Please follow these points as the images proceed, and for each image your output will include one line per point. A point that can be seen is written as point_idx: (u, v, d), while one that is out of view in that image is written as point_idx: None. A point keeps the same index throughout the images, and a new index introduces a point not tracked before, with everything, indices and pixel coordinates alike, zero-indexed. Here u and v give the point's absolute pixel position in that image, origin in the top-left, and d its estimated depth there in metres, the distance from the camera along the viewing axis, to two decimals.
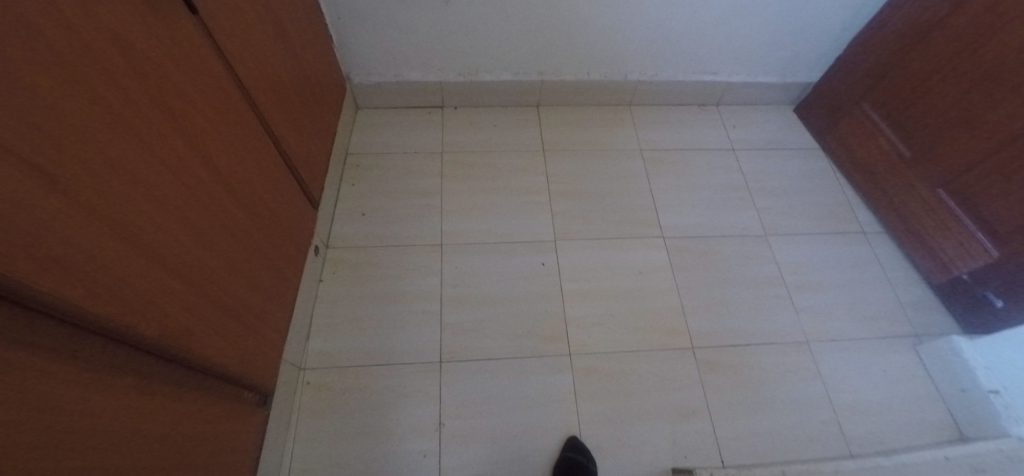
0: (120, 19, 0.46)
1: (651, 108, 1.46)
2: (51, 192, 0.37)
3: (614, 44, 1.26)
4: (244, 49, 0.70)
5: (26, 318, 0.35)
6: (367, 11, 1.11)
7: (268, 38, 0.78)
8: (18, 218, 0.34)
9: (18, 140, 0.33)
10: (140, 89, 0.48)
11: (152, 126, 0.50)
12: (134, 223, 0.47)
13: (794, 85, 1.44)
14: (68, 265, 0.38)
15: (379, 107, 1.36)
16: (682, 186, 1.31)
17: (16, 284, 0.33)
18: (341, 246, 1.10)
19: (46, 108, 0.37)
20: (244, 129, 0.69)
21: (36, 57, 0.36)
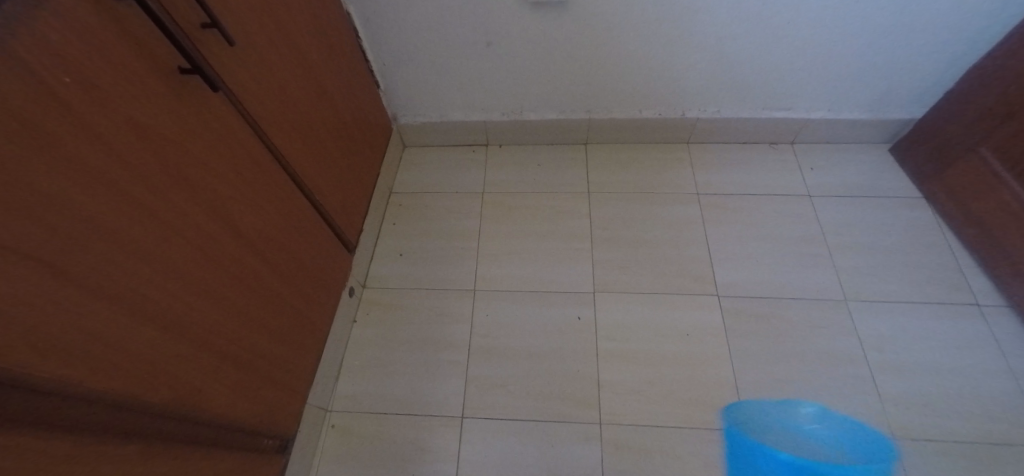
0: (154, 97, 0.47)
1: (713, 147, 1.33)
2: (73, 281, 0.38)
3: (669, 81, 1.17)
4: (280, 112, 0.74)
5: (51, 403, 0.36)
6: (412, 58, 1.13)
7: (306, 97, 0.82)
8: (40, 312, 0.35)
9: (37, 238, 0.34)
10: (169, 163, 0.49)
11: (179, 197, 0.51)
12: (156, 297, 0.47)
13: (889, 122, 1.24)
14: (86, 349, 0.39)
15: (426, 145, 1.40)
16: (744, 237, 1.18)
17: (34, 377, 0.34)
18: (378, 287, 1.13)
19: (72, 201, 0.38)
20: (272, 185, 0.71)
21: (68, 154, 0.37)
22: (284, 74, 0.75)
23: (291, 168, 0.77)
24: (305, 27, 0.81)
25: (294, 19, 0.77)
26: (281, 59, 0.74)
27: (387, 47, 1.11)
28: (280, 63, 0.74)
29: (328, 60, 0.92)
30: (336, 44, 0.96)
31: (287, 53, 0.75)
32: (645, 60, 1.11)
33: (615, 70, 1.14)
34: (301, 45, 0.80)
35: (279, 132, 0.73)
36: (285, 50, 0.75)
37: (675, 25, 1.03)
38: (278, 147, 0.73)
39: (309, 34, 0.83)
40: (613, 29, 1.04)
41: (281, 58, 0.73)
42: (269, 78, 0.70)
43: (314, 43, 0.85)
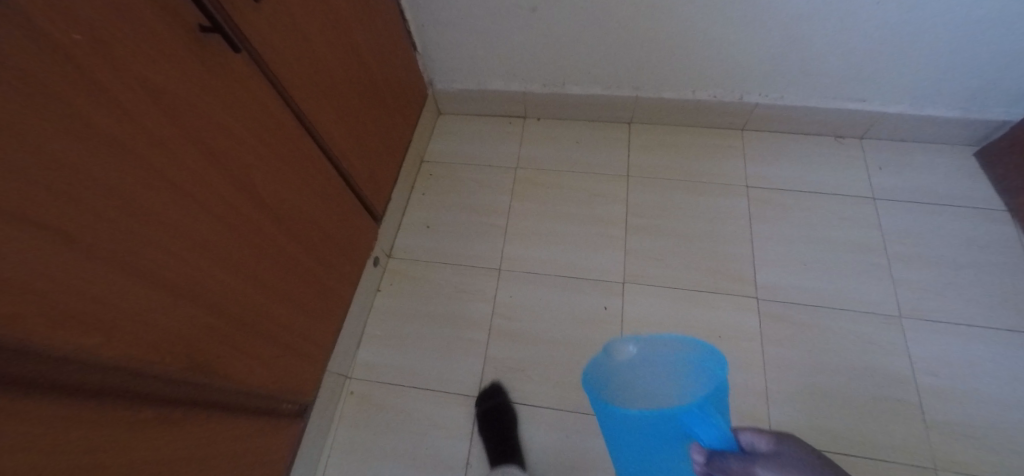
0: (171, 54, 0.44)
1: (770, 136, 1.22)
2: (84, 250, 0.36)
3: (731, 61, 1.06)
4: (307, 73, 0.70)
5: (59, 370, 0.36)
6: (451, 20, 1.06)
7: (336, 57, 0.78)
8: (48, 282, 0.33)
9: (45, 207, 0.32)
10: (186, 125, 0.46)
11: (195, 163, 0.48)
12: (171, 267, 0.46)
13: (982, 123, 1.09)
14: (95, 320, 0.38)
15: (460, 114, 1.34)
16: (795, 238, 1.09)
17: (41, 347, 0.33)
18: (403, 258, 1.12)
19: (83, 166, 0.35)
20: (297, 151, 0.68)
21: (78, 115, 0.34)
22: (313, 31, 0.70)
23: (317, 134, 0.74)
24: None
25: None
26: (311, 15, 0.69)
27: (427, 7, 1.04)
28: (311, 18, 0.69)
29: (363, 17, 0.86)
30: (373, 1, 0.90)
31: (317, 8, 0.70)
32: (706, 34, 1.00)
33: (671, 45, 1.04)
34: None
35: (306, 95, 0.70)
36: (316, 4, 0.70)
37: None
38: (305, 111, 0.70)
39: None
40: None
41: (311, 13, 0.68)
42: (297, 36, 0.66)
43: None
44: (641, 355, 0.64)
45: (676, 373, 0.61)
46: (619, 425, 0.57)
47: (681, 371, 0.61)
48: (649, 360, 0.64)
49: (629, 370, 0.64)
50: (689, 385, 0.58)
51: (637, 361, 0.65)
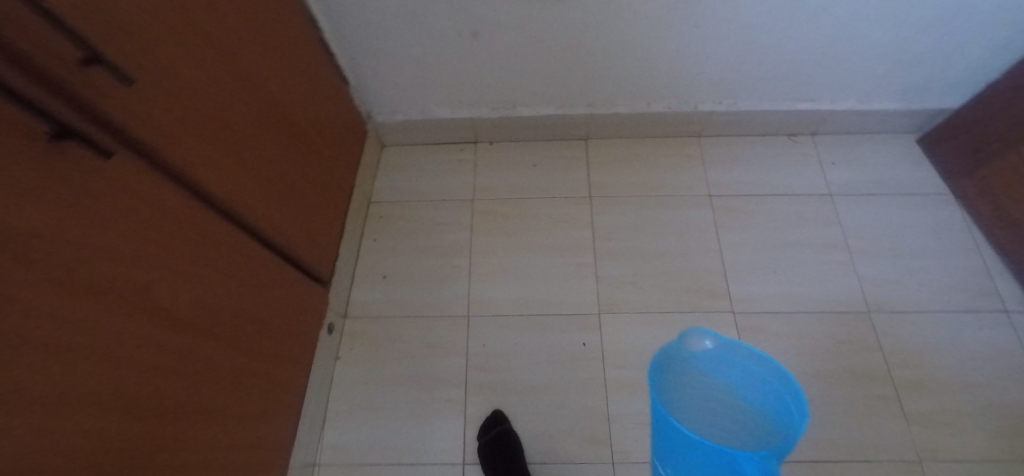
0: (17, 181, 0.33)
1: (726, 140, 1.20)
2: None
3: (683, 72, 1.03)
4: (211, 142, 0.58)
5: None
6: (384, 50, 0.95)
7: (247, 114, 0.66)
8: None
9: None
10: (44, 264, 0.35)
11: (58, 306, 0.37)
12: (38, 451, 0.35)
13: (920, 112, 1.13)
14: None
15: (406, 145, 1.24)
16: (762, 243, 1.07)
17: None
18: (360, 316, 1.04)
19: None
20: (202, 236, 0.57)
21: None
22: (213, 92, 0.58)
23: (230, 207, 0.62)
24: (240, 25, 0.64)
25: (222, 17, 0.60)
26: (206, 75, 0.57)
27: (354, 38, 0.92)
28: (207, 78, 0.57)
29: (278, 62, 0.74)
30: (289, 40, 0.78)
31: (215, 64, 0.59)
32: (658, 47, 0.96)
33: (622, 59, 0.99)
34: (235, 50, 0.63)
35: (211, 167, 0.58)
36: (212, 60, 0.58)
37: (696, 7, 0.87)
38: (211, 186, 0.58)
39: (247, 34, 0.66)
40: (624, 11, 0.88)
41: (206, 71, 0.57)
42: (191, 102, 0.54)
43: (256, 44, 0.68)
44: (717, 350, 0.64)
45: (733, 377, 0.65)
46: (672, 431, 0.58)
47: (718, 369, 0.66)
48: (724, 360, 0.64)
49: (697, 360, 0.65)
50: (732, 386, 0.65)
51: (708, 357, 0.65)
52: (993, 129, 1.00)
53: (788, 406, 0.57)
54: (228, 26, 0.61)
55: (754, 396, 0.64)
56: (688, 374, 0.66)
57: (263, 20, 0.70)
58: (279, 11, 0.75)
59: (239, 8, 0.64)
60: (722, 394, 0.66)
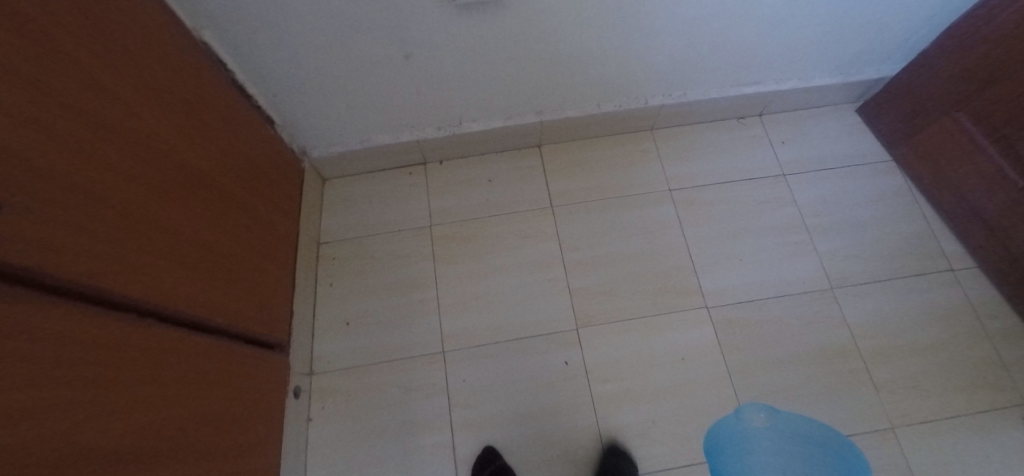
0: None
1: (678, 130, 1.19)
2: None
3: (631, 70, 0.99)
4: (121, 242, 0.49)
5: None
6: (309, 83, 0.86)
7: (160, 194, 0.57)
8: None
9: None
10: None
11: None
12: None
13: (857, 83, 1.16)
14: None
15: (351, 175, 1.15)
16: (726, 232, 1.08)
17: None
18: (328, 370, 0.97)
19: None
20: (126, 353, 0.48)
21: None
22: (117, 183, 0.49)
23: (156, 307, 0.54)
24: (137, 94, 0.54)
25: (112, 90, 0.50)
26: (106, 167, 0.47)
27: (272, 76, 0.83)
28: (107, 170, 0.47)
29: (189, 123, 0.64)
30: (197, 94, 0.68)
31: (115, 149, 0.49)
32: (603, 51, 0.92)
33: (568, 66, 0.94)
34: (136, 125, 0.53)
35: (126, 270, 0.49)
36: (111, 146, 0.48)
37: (638, 9, 0.83)
38: (129, 293, 0.49)
39: (147, 100, 0.56)
40: (564, 20, 0.82)
41: (105, 162, 0.47)
42: (90, 205, 0.45)
43: (159, 111, 0.58)
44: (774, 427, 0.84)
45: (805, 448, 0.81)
46: None
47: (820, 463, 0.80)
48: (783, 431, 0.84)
49: (767, 436, 0.84)
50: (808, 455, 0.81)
51: (773, 432, 0.84)
52: (926, 96, 1.04)
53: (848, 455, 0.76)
54: (122, 99, 0.51)
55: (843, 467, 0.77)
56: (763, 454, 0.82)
57: (163, 79, 0.60)
58: (180, 64, 0.64)
59: (131, 74, 0.53)
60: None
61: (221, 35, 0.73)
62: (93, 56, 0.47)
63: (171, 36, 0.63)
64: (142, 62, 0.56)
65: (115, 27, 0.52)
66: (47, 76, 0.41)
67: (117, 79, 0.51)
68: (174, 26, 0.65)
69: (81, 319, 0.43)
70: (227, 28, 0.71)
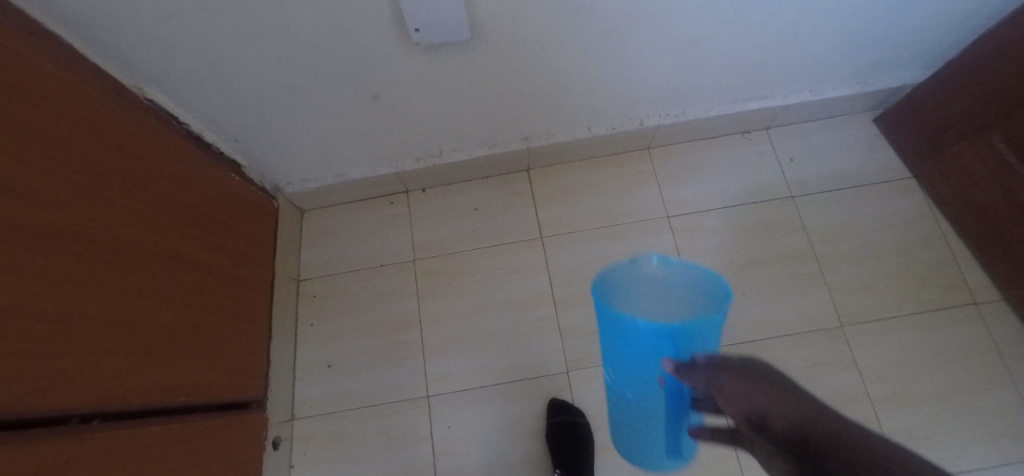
0: None
1: (677, 148, 1.10)
2: None
3: (622, 93, 0.91)
4: (57, 351, 0.46)
5: None
6: (271, 127, 0.83)
7: (102, 286, 0.54)
8: None
9: None
10: None
11: None
12: None
13: (877, 93, 1.04)
14: None
15: (330, 206, 1.10)
16: (728, 264, 1.00)
17: None
18: (310, 416, 0.94)
19: None
20: (85, 465, 0.47)
21: None
22: (52, 290, 0.46)
23: (100, 406, 0.51)
24: (80, 184, 0.52)
25: (46, 189, 0.47)
26: (38, 278, 0.44)
27: (228, 122, 0.80)
28: (39, 280, 0.45)
29: (135, 197, 0.61)
30: (147, 163, 0.65)
31: (47, 255, 0.46)
32: (589, 77, 0.84)
33: (552, 93, 0.87)
34: (73, 219, 0.50)
35: (63, 381, 0.47)
36: (43, 252, 0.45)
37: (625, 35, 0.76)
38: (66, 405, 0.47)
39: (91, 187, 0.53)
40: (543, 50, 0.76)
41: (38, 273, 0.44)
42: (27, 324, 0.42)
43: (105, 196, 0.55)
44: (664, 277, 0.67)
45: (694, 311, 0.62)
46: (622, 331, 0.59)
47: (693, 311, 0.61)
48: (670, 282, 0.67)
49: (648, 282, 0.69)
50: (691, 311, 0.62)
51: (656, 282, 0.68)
52: (942, 114, 0.94)
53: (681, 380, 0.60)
54: (58, 195, 0.48)
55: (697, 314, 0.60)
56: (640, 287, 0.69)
57: (107, 160, 0.57)
58: (120, 134, 0.60)
59: (67, 164, 0.50)
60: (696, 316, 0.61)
61: (167, 89, 0.70)
62: (28, 158, 0.44)
63: (106, 105, 0.59)
64: (77, 147, 0.52)
65: (46, 117, 0.48)
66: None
67: (51, 176, 0.47)
68: (112, 89, 0.62)
69: (39, 445, 0.41)
70: (172, 82, 0.69)
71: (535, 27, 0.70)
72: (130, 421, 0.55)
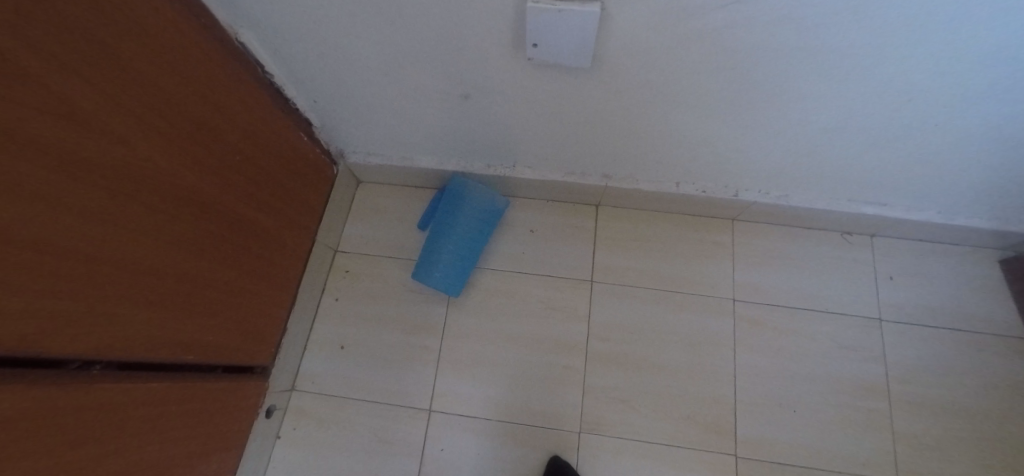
0: None
1: (765, 227, 0.99)
2: None
3: (728, 159, 0.82)
4: (61, 292, 0.42)
5: None
6: (350, 96, 0.78)
7: (134, 231, 0.50)
8: None
9: None
10: None
11: None
12: None
13: (1018, 235, 0.89)
14: None
15: (385, 184, 1.06)
16: (786, 372, 0.90)
17: None
18: (310, 391, 0.91)
19: None
20: (48, 416, 0.43)
21: None
22: (75, 224, 0.42)
23: (94, 352, 0.48)
24: (149, 125, 0.49)
25: (105, 120, 0.43)
26: (59, 210, 0.40)
27: (310, 81, 0.76)
28: (62, 212, 0.41)
29: (200, 143, 0.58)
30: (225, 112, 0.62)
31: (80, 187, 0.42)
32: (698, 134, 0.77)
33: (652, 139, 0.80)
34: (126, 157, 0.47)
35: (65, 323, 0.44)
36: (78, 184, 0.42)
37: (756, 106, 0.68)
38: (55, 347, 0.43)
39: (160, 129, 0.51)
40: (661, 97, 0.69)
41: (63, 204, 0.40)
42: (38, 257, 0.39)
43: (173, 139, 0.53)
44: (482, 206, 0.93)
45: (476, 230, 0.93)
46: (444, 227, 0.92)
47: (478, 224, 0.93)
48: (486, 216, 0.94)
49: (478, 208, 0.93)
50: (475, 226, 0.93)
51: (478, 210, 0.93)
52: None
53: (461, 252, 0.92)
54: (122, 133, 0.46)
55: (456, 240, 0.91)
56: (467, 214, 0.92)
57: (187, 104, 0.55)
58: (202, 73, 0.57)
59: (130, 96, 0.46)
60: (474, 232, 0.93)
61: (260, 35, 0.66)
62: (82, 79, 0.40)
63: (198, 41, 0.56)
64: (150, 79, 0.49)
65: (122, 41, 0.44)
66: (11, 111, 0.34)
67: (108, 103, 0.43)
68: (206, 25, 0.58)
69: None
70: (268, 30, 0.65)
71: (664, 72, 0.63)
72: (125, 372, 0.54)
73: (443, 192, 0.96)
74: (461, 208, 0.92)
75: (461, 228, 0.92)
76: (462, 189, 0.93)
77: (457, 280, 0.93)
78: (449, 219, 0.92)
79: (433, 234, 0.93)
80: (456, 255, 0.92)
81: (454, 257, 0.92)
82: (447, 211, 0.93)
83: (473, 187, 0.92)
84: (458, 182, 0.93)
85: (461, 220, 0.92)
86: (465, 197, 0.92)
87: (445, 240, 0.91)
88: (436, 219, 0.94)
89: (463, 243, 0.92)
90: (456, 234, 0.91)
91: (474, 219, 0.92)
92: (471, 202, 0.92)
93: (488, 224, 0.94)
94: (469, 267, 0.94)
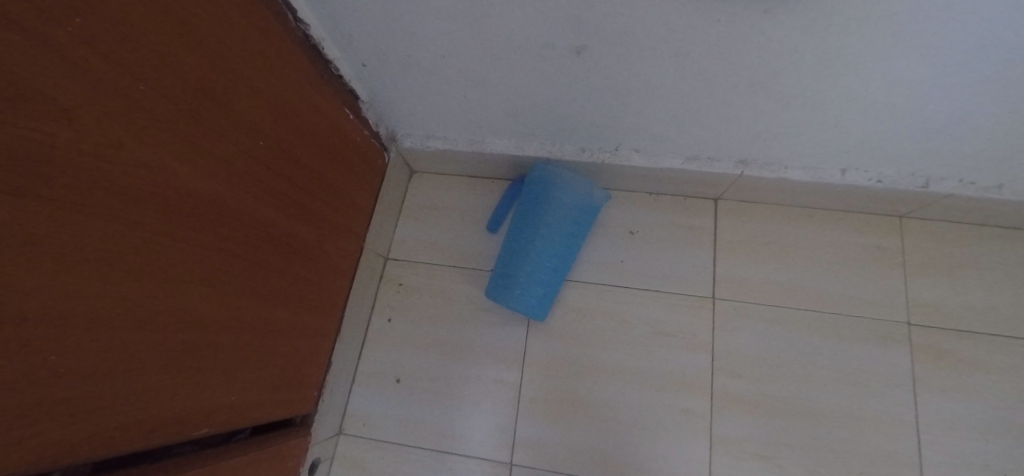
0: None
1: (945, 227, 0.74)
2: None
3: (941, 137, 0.57)
4: None
5: None
6: (413, 58, 0.57)
7: (96, 263, 0.29)
8: None
9: None
10: None
11: None
12: None
13: None
14: None
15: (444, 174, 0.85)
16: (992, 425, 0.66)
17: None
18: (361, 437, 0.74)
19: None
20: None
21: None
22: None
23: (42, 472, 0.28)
24: (121, 96, 0.29)
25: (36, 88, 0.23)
26: None
27: (359, 36, 0.54)
28: None
29: (206, 124, 0.38)
30: (241, 77, 0.42)
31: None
32: (916, 102, 0.51)
33: (838, 107, 0.54)
34: (84, 153, 0.27)
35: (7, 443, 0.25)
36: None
37: None
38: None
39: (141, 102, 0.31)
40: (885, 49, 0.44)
41: None
42: None
43: (164, 119, 0.33)
44: (576, 201, 0.71)
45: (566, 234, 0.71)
46: (527, 229, 0.71)
47: (570, 226, 0.71)
48: (579, 214, 0.72)
49: (570, 204, 0.71)
50: (565, 228, 0.71)
51: (571, 208, 0.71)
52: None
53: (549, 263, 0.71)
54: (71, 109, 0.26)
55: (543, 248, 0.70)
56: (556, 213, 0.70)
57: (180, 61, 0.34)
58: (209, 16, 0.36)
59: (61, 22, 0.24)
60: (565, 236, 0.71)
61: None
62: None
63: None
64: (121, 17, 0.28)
65: None
66: None
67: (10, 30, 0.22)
68: None
69: None
70: None
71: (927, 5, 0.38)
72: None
73: (525, 185, 0.74)
74: (550, 205, 0.70)
75: (548, 232, 0.70)
76: (549, 181, 0.71)
77: (542, 300, 0.72)
78: (532, 220, 0.71)
79: (512, 239, 0.73)
80: (543, 267, 0.70)
81: (539, 269, 0.70)
82: (530, 210, 0.72)
83: (564, 178, 0.70)
84: (544, 171, 0.72)
85: (548, 221, 0.70)
86: (554, 190, 0.71)
87: (528, 248, 0.70)
88: (516, 219, 0.73)
89: (551, 251, 0.71)
90: (542, 239, 0.70)
91: (565, 219, 0.71)
92: (561, 198, 0.70)
93: (581, 225, 0.73)
94: (558, 281, 0.73)
